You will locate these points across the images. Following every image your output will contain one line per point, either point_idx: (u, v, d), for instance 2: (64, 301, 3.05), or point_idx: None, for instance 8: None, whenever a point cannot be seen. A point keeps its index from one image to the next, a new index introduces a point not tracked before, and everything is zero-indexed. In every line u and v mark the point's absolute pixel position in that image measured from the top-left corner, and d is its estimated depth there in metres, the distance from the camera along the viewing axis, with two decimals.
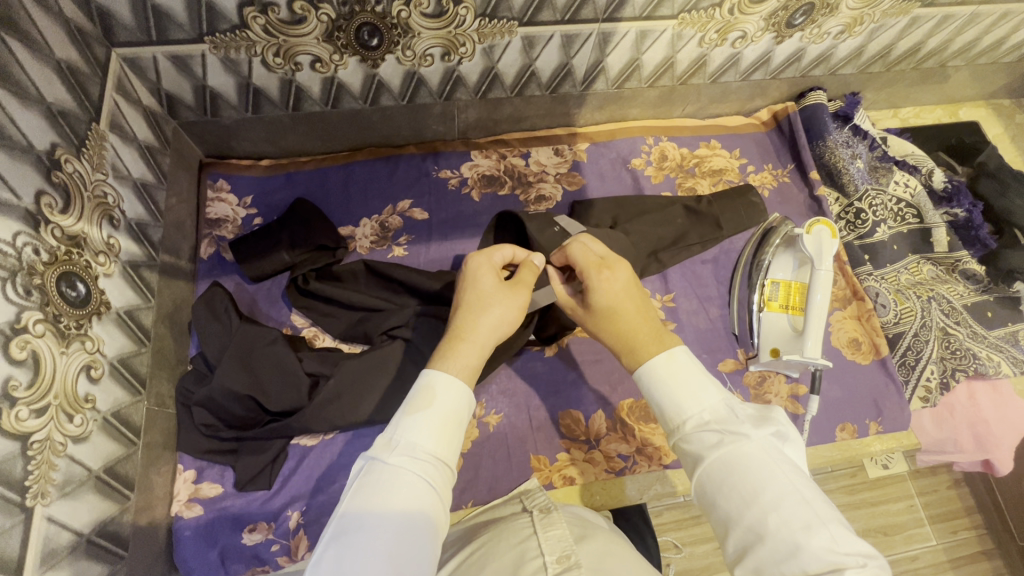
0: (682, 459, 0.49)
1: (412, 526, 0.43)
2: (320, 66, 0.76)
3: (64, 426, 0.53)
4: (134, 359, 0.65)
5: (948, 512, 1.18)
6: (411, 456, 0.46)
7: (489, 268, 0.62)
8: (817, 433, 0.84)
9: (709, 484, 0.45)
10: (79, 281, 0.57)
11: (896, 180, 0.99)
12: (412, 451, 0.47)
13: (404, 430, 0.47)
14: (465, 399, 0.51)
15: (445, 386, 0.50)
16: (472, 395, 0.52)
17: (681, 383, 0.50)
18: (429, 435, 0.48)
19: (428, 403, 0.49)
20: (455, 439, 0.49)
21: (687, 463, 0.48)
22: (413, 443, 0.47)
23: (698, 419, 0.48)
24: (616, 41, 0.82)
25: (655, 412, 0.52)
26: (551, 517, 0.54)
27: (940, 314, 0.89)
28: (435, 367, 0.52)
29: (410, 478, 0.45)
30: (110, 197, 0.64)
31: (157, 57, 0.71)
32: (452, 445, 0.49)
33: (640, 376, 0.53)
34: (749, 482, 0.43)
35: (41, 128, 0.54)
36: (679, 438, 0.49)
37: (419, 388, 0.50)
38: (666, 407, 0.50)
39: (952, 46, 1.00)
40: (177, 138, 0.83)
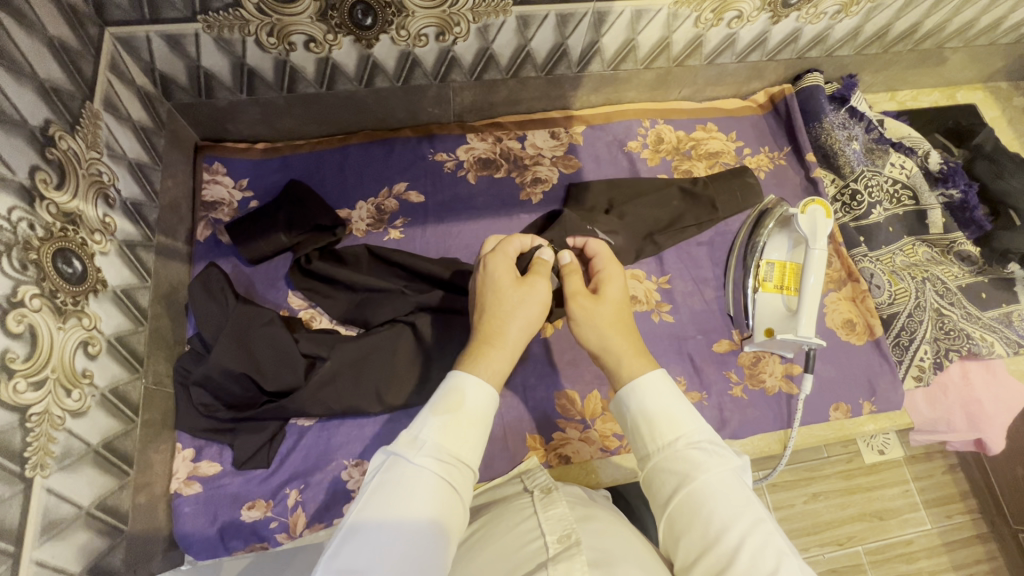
0: (659, 480, 0.51)
1: (432, 526, 0.43)
2: (315, 46, 0.76)
3: (63, 400, 0.53)
4: (131, 337, 0.65)
5: (943, 497, 1.19)
6: (436, 456, 0.47)
7: (506, 270, 0.62)
8: (812, 412, 0.85)
9: (692, 504, 0.48)
10: (75, 258, 0.57)
11: (892, 162, 0.98)
12: (436, 451, 0.47)
13: (431, 430, 0.48)
14: (490, 404, 0.51)
15: (472, 389, 0.51)
16: (497, 400, 0.52)
17: (672, 405, 0.53)
18: (454, 436, 0.48)
19: (456, 404, 0.50)
20: (478, 444, 0.50)
21: (666, 483, 0.50)
22: (437, 443, 0.47)
23: (691, 441, 0.51)
24: (612, 20, 0.81)
25: (640, 427, 0.53)
26: (552, 498, 0.54)
27: (935, 295, 0.90)
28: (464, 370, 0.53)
29: (432, 479, 0.46)
30: (105, 175, 0.64)
31: (151, 36, 0.70)
32: (475, 449, 0.49)
33: (632, 387, 0.55)
34: (731, 506, 0.46)
35: (35, 104, 0.54)
36: (665, 455, 0.51)
37: (448, 389, 0.51)
38: (659, 423, 0.52)
39: (950, 27, 1.00)
40: (173, 120, 0.82)
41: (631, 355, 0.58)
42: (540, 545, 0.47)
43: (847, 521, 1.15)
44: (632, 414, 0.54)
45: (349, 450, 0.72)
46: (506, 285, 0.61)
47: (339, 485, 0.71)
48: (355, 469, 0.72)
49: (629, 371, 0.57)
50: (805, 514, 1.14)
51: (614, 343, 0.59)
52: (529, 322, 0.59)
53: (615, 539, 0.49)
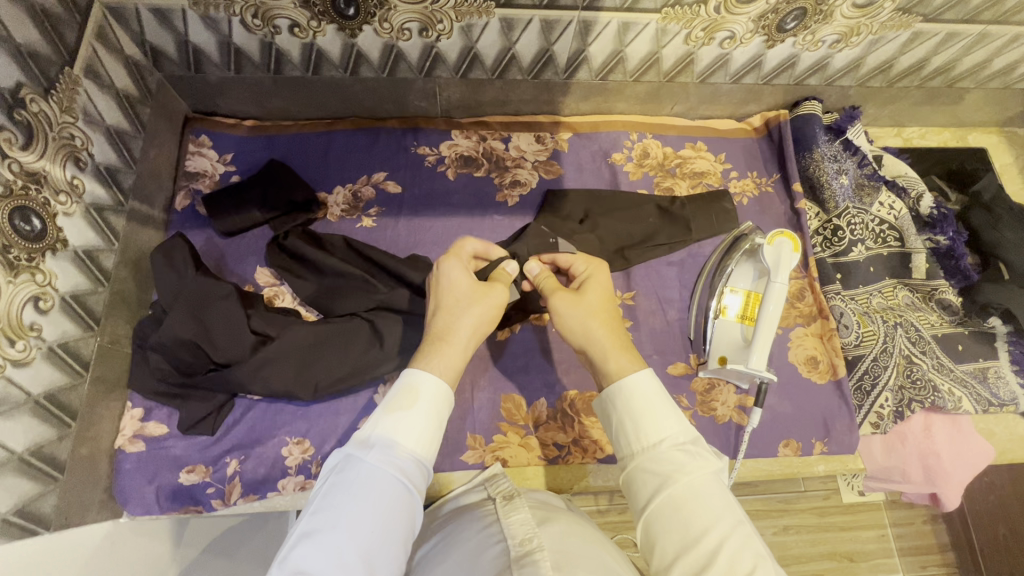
0: (640, 478, 0.51)
1: (385, 523, 0.45)
2: (299, 31, 0.78)
3: (5, 349, 0.56)
4: (88, 296, 0.68)
5: (919, 547, 1.16)
6: (390, 454, 0.48)
7: (466, 273, 0.63)
8: (759, 446, 0.84)
9: (672, 505, 0.48)
10: (34, 217, 0.60)
11: (881, 201, 0.96)
12: (389, 449, 0.49)
13: (384, 430, 0.49)
14: (445, 401, 0.52)
15: (426, 386, 0.52)
16: (452, 396, 0.53)
17: (657, 406, 0.53)
18: (406, 434, 0.49)
19: (410, 403, 0.51)
20: (433, 439, 0.51)
21: (647, 482, 0.51)
22: (389, 442, 0.49)
23: (674, 443, 0.51)
24: (598, 30, 0.81)
25: (626, 426, 0.53)
26: (515, 503, 0.55)
27: (905, 341, 0.87)
28: (418, 367, 0.54)
29: (386, 477, 0.47)
30: (77, 139, 0.67)
31: (140, 9, 0.73)
32: (430, 444, 0.51)
33: (626, 380, 0.54)
34: (711, 509, 0.47)
35: (7, 67, 0.57)
36: (649, 455, 0.51)
37: (402, 387, 0.52)
38: (644, 424, 0.52)
39: (961, 66, 0.96)
40: (163, 91, 0.85)
41: (615, 351, 0.57)
42: (500, 547, 0.49)
43: (815, 558, 1.13)
44: (623, 405, 0.54)
45: (290, 427, 0.75)
46: (462, 285, 0.62)
47: (276, 461, 0.73)
48: (295, 447, 0.74)
49: (618, 366, 0.56)
50: (773, 545, 1.13)
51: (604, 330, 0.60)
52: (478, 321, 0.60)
53: (579, 541, 0.50)
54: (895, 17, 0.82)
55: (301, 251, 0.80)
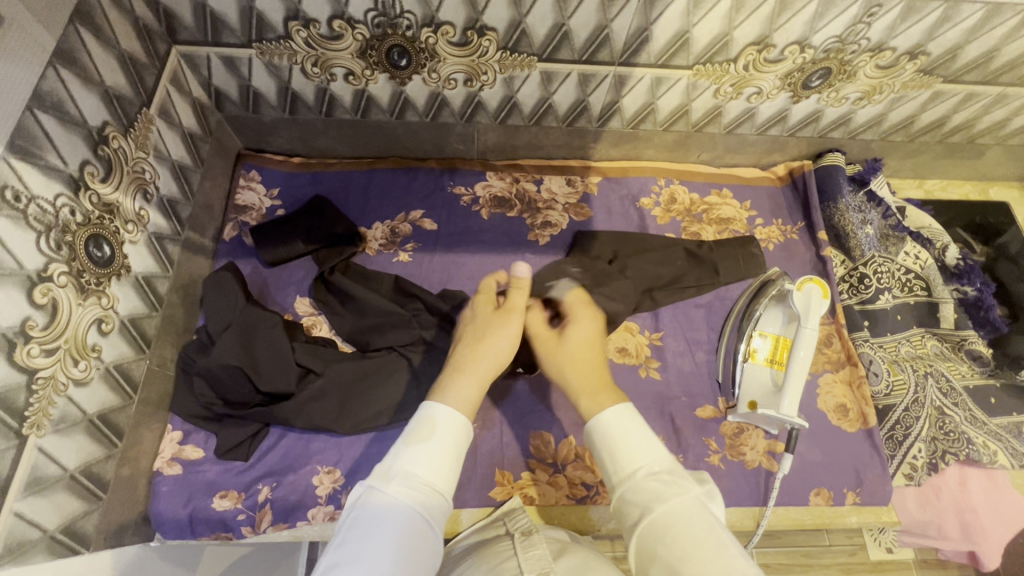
0: (625, 509, 0.50)
1: (408, 555, 0.45)
2: (353, 78, 0.83)
3: (69, 369, 0.58)
4: (143, 320, 0.71)
5: None
6: (413, 486, 0.49)
7: (488, 309, 0.69)
8: (790, 493, 0.82)
9: (655, 531, 0.47)
10: (105, 244, 0.63)
11: (907, 251, 0.97)
12: (409, 480, 0.49)
13: (404, 461, 0.50)
14: (463, 434, 0.54)
15: (444, 418, 0.53)
16: (470, 428, 0.55)
17: (632, 437, 0.53)
18: (426, 464, 0.50)
19: (429, 435, 0.52)
20: (452, 472, 0.52)
21: (630, 513, 0.50)
22: (410, 472, 0.50)
23: (650, 472, 0.51)
24: (633, 84, 0.85)
25: (607, 457, 0.53)
26: (532, 539, 0.54)
27: (937, 392, 0.87)
28: (435, 401, 0.56)
29: (408, 507, 0.48)
30: (147, 173, 0.71)
31: (211, 57, 0.79)
32: (450, 476, 0.51)
33: (593, 425, 0.55)
34: (695, 533, 0.45)
35: (97, 107, 0.62)
36: (628, 485, 0.51)
37: (420, 420, 0.54)
38: (620, 454, 0.53)
39: (981, 124, 0.99)
40: (220, 129, 0.91)
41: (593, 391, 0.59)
42: None
43: None
44: (598, 451, 0.55)
45: (323, 456, 0.75)
46: (485, 321, 0.66)
47: (308, 489, 0.73)
48: (326, 476, 0.74)
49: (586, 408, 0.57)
50: None
51: (571, 382, 0.62)
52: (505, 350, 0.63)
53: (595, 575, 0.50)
54: (917, 77, 0.86)
55: (342, 284, 0.83)
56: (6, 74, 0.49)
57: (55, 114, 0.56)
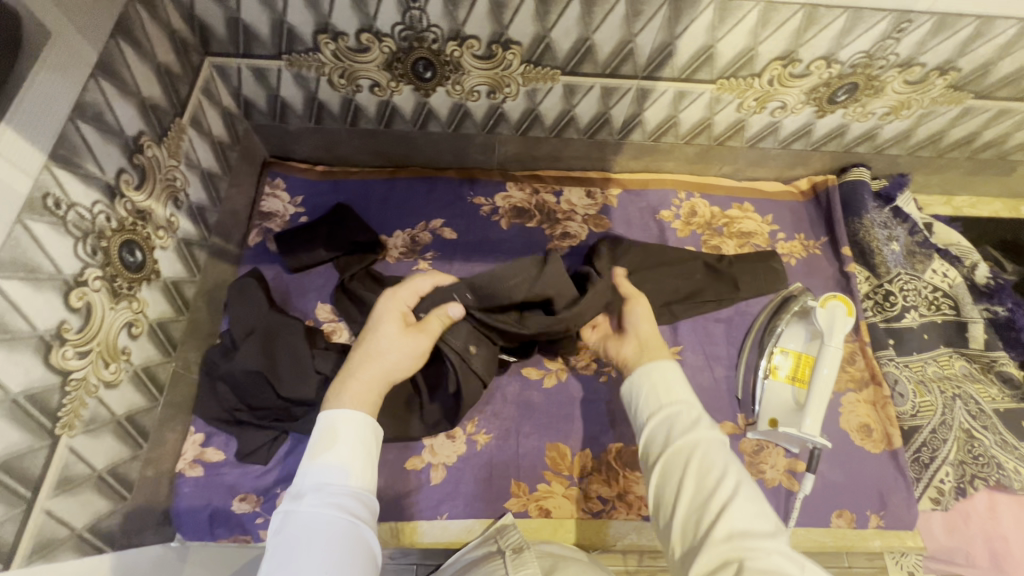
0: (655, 436, 0.61)
1: (339, 553, 0.48)
2: (378, 90, 0.84)
3: (100, 371, 0.60)
4: (170, 324, 0.73)
5: None
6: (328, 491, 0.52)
7: (396, 316, 0.71)
8: (811, 515, 0.81)
9: (685, 454, 0.57)
10: (138, 249, 0.65)
11: (934, 269, 0.95)
12: (323, 490, 0.52)
13: (312, 476, 0.53)
14: (367, 428, 0.58)
15: (343, 424, 0.57)
16: (371, 422, 0.59)
17: (675, 387, 0.63)
18: (338, 470, 0.54)
19: (331, 439, 0.56)
20: (366, 469, 0.56)
21: (660, 441, 0.60)
22: (321, 483, 0.53)
23: (687, 412, 0.60)
24: (655, 97, 0.85)
25: (649, 395, 0.64)
26: (522, 558, 0.56)
27: (965, 414, 0.85)
28: (331, 408, 0.59)
29: (328, 515, 0.51)
30: (178, 181, 0.73)
31: (241, 68, 0.81)
32: (365, 475, 0.55)
33: (642, 377, 0.65)
34: (722, 459, 0.56)
35: (133, 118, 0.64)
36: (660, 419, 0.61)
37: (321, 432, 0.57)
38: (664, 396, 0.63)
39: (1013, 140, 0.97)
40: (248, 138, 0.93)
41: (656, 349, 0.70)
42: None
43: None
44: (636, 392, 0.65)
45: None
46: (386, 328, 0.69)
47: None
48: None
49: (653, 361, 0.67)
50: None
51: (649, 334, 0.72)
52: (399, 356, 0.67)
53: None
54: (947, 93, 0.84)
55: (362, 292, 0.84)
56: (51, 87, 0.51)
57: (95, 124, 0.57)
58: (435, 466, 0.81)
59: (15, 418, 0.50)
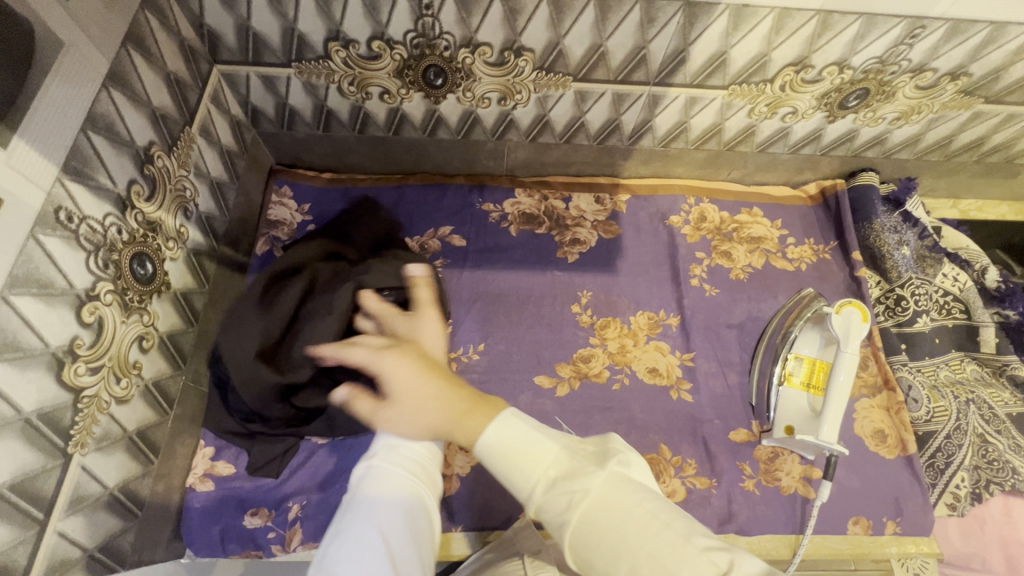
0: (553, 512, 0.46)
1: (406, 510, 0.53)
2: (388, 97, 0.84)
3: (112, 387, 0.59)
4: (180, 336, 0.72)
5: None
6: (399, 464, 0.56)
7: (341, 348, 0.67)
8: (828, 522, 0.80)
9: (587, 523, 0.44)
10: (148, 261, 0.64)
11: (944, 273, 0.95)
12: (386, 457, 0.57)
13: (381, 457, 0.57)
14: (423, 445, 0.60)
15: (401, 430, 0.60)
16: (431, 443, 0.61)
17: (521, 451, 0.50)
18: (408, 447, 0.59)
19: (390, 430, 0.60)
20: (425, 462, 0.59)
21: (557, 506, 0.46)
22: (392, 445, 0.58)
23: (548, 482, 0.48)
24: (666, 103, 0.85)
25: (505, 456, 0.50)
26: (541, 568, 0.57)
27: (979, 419, 0.85)
28: (383, 429, 0.60)
29: (395, 479, 0.55)
30: (188, 191, 0.72)
31: (250, 76, 0.80)
32: (426, 463, 0.59)
33: (489, 430, 0.51)
34: (621, 517, 0.43)
35: (144, 127, 0.63)
36: (540, 505, 0.48)
37: (377, 447, 0.60)
38: (518, 454, 0.50)
39: (1020, 144, 0.97)
40: (255, 146, 0.92)
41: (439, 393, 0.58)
42: None
43: None
44: (496, 462, 0.51)
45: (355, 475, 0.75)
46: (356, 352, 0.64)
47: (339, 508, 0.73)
48: None
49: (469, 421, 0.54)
50: None
51: (420, 382, 0.59)
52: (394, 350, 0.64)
53: None
54: (957, 98, 0.84)
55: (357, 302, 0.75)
56: (63, 97, 0.50)
57: (106, 135, 0.56)
58: (448, 477, 0.79)
59: (28, 438, 0.48)
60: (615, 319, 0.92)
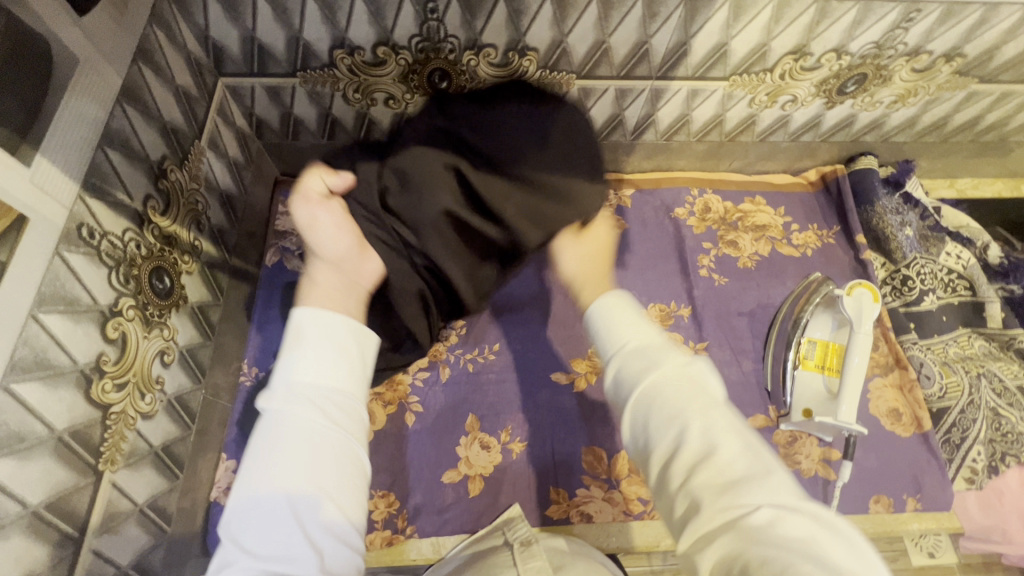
0: (623, 371, 0.45)
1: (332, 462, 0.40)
2: (393, 103, 0.84)
3: (137, 403, 0.58)
4: (198, 349, 0.72)
5: None
6: (308, 390, 0.42)
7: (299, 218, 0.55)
8: (849, 502, 0.81)
9: (654, 394, 0.42)
10: (166, 275, 0.64)
11: (948, 251, 0.97)
12: (295, 389, 0.42)
13: (286, 375, 0.43)
14: (343, 327, 0.47)
15: (313, 325, 0.45)
16: (349, 322, 0.47)
17: (621, 318, 0.49)
18: (315, 367, 0.43)
19: (296, 340, 0.45)
20: (349, 370, 0.44)
21: (633, 368, 0.45)
22: (296, 378, 0.42)
23: (635, 349, 0.46)
24: (668, 97, 0.86)
25: (614, 323, 0.48)
26: (530, 551, 0.56)
27: (991, 393, 0.85)
28: (303, 308, 0.47)
29: (304, 417, 0.41)
30: (200, 205, 0.72)
31: (255, 87, 0.79)
32: (349, 373, 0.44)
33: (601, 303, 0.51)
34: (692, 395, 0.42)
35: (156, 142, 0.63)
36: (622, 358, 0.46)
37: (292, 333, 0.46)
38: (615, 336, 0.48)
39: (1013, 122, 0.99)
40: (260, 157, 0.91)
41: None
42: None
43: None
44: (594, 330, 0.50)
45: None
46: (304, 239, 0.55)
47: None
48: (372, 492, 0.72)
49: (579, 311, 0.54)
50: None
51: None
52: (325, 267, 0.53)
53: None
54: (952, 79, 0.86)
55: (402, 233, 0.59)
56: (81, 114, 0.50)
57: (122, 150, 0.57)
58: (472, 478, 0.79)
59: (60, 456, 0.48)
60: None
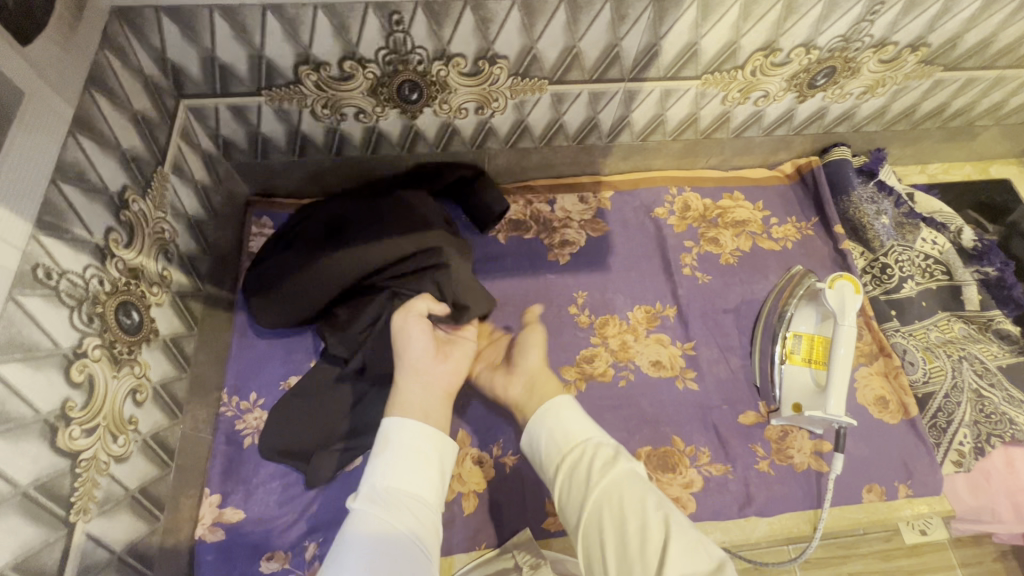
0: (578, 493, 0.57)
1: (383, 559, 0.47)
2: (363, 116, 0.82)
3: (109, 446, 0.56)
4: (173, 383, 0.69)
5: None
6: (388, 489, 0.53)
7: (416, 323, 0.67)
8: (843, 494, 0.81)
9: (603, 494, 0.55)
10: (133, 310, 0.61)
11: (923, 237, 0.99)
12: (374, 489, 0.53)
13: (372, 476, 0.55)
14: (420, 431, 0.57)
15: (396, 429, 0.57)
16: (428, 427, 0.58)
17: (570, 429, 0.61)
18: (397, 471, 0.55)
19: (384, 448, 0.56)
20: (421, 471, 0.55)
21: (586, 478, 0.56)
22: (377, 482, 0.54)
23: (593, 493, 0.55)
24: (642, 98, 0.85)
25: (567, 471, 0.58)
26: None
27: (973, 375, 0.87)
28: (394, 416, 0.59)
29: (377, 516, 0.51)
30: (167, 232, 0.70)
31: (219, 108, 0.76)
32: (422, 471, 0.55)
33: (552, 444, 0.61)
34: (627, 504, 0.53)
35: (115, 172, 0.60)
36: (578, 495, 0.56)
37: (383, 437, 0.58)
38: (569, 436, 0.61)
39: (980, 106, 1.01)
40: (230, 180, 0.88)
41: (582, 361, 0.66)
42: None
43: None
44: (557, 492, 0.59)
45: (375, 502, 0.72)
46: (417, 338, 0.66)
47: None
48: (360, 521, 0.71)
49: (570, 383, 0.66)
50: None
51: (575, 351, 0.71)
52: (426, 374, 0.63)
53: None
54: (918, 68, 0.87)
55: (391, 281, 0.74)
56: (30, 148, 0.48)
57: (78, 184, 0.54)
58: (466, 495, 0.78)
59: (26, 512, 0.46)
60: (612, 317, 0.92)
